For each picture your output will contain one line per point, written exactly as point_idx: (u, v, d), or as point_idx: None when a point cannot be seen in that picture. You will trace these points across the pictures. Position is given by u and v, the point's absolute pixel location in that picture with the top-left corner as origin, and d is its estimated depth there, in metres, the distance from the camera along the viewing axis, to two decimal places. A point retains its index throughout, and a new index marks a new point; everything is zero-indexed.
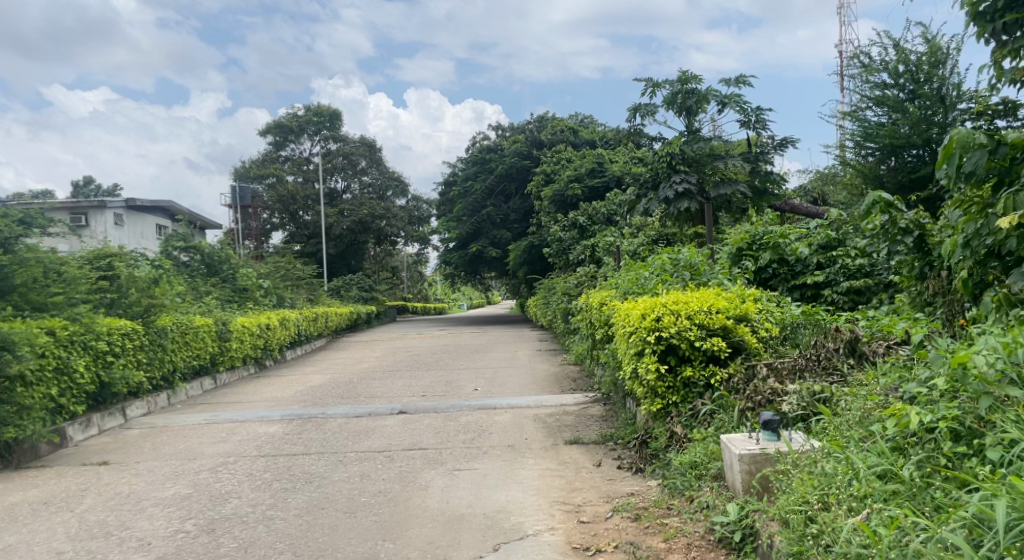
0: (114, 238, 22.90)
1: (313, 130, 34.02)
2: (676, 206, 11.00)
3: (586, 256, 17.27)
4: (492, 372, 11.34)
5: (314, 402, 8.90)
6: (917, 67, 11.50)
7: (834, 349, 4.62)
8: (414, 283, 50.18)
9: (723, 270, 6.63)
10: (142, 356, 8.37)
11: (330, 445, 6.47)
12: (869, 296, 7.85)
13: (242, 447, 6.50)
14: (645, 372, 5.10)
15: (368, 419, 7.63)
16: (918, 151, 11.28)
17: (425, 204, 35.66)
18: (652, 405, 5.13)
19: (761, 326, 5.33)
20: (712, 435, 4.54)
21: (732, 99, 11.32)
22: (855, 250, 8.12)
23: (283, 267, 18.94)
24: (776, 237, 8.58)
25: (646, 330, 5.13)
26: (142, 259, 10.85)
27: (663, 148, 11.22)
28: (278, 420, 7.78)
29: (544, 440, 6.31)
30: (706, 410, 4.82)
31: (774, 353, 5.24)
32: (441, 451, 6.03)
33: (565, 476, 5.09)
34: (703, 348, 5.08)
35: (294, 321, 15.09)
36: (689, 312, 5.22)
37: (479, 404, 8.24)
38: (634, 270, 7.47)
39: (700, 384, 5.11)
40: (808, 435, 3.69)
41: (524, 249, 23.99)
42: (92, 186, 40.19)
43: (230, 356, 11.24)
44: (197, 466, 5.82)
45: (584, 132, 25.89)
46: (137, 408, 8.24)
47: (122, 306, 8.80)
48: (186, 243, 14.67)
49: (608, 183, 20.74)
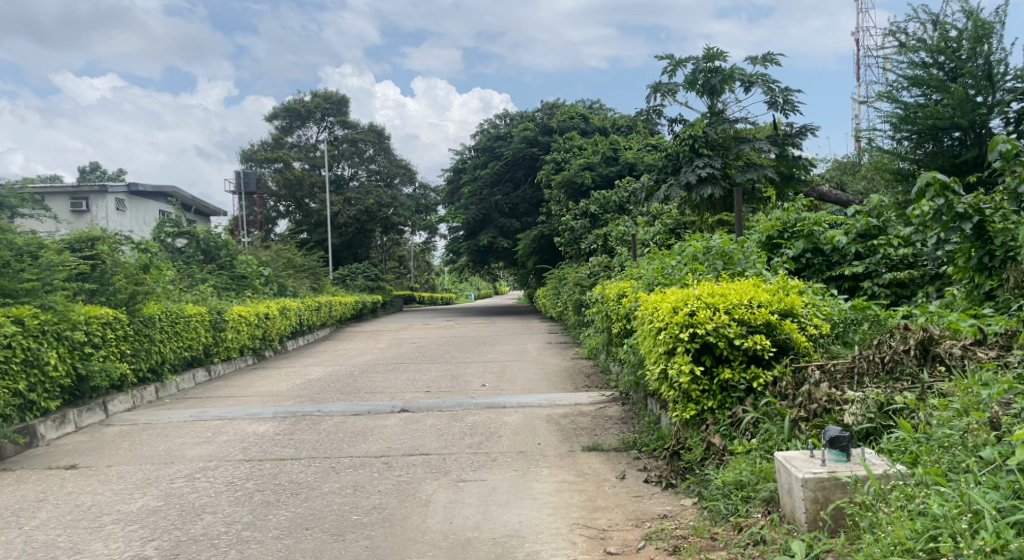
0: (115, 222, 22.40)
1: (320, 116, 33.36)
2: (698, 191, 10.36)
3: (598, 246, 16.66)
4: (501, 366, 10.72)
5: (310, 398, 8.30)
6: (958, 44, 10.80)
7: (902, 350, 3.96)
8: (421, 272, 49.91)
9: (759, 258, 5.94)
10: (126, 347, 7.81)
11: (323, 448, 5.87)
12: (913, 289, 7.17)
13: (226, 450, 5.92)
14: (676, 374, 4.49)
15: (366, 418, 7.01)
16: (959, 134, 10.52)
17: (433, 193, 35.01)
18: (685, 412, 4.49)
19: (810, 322, 4.66)
20: (759, 450, 3.92)
21: (758, 78, 10.64)
22: (898, 239, 7.51)
23: (286, 254, 18.37)
24: (810, 224, 7.95)
25: (678, 326, 4.53)
26: (132, 242, 10.22)
27: (684, 130, 10.63)
28: (270, 418, 7.19)
29: (559, 446, 5.68)
30: (749, 419, 4.17)
31: (827, 353, 4.56)
32: (446, 458, 5.42)
33: (584, 491, 4.47)
34: (744, 347, 4.45)
35: (296, 310, 14.54)
36: (727, 305, 4.60)
37: (488, 402, 7.63)
38: (658, 258, 6.84)
39: (741, 388, 4.46)
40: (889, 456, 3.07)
41: (532, 239, 23.28)
42: (98, 172, 40.09)
43: (224, 346, 10.65)
44: (173, 472, 5.24)
45: (594, 119, 25.21)
46: (119, 404, 7.69)
47: (105, 294, 8.20)
48: (178, 230, 14.15)
49: (620, 172, 20.04)
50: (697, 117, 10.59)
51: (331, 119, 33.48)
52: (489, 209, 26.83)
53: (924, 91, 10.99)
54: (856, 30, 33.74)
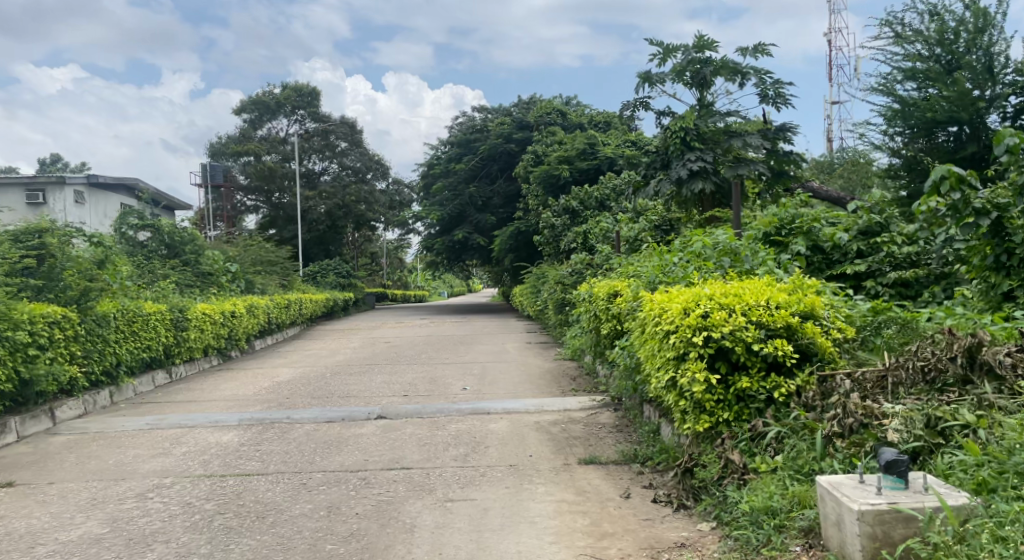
0: (74, 216, 21.48)
1: (290, 109, 32.48)
2: (689, 186, 10.00)
3: (578, 243, 16.26)
4: (481, 368, 10.23)
5: (280, 403, 7.74)
6: (956, 36, 10.68)
7: (947, 359, 3.55)
8: (394, 270, 49.23)
9: (768, 255, 5.53)
10: (77, 349, 7.19)
11: (293, 461, 5.35)
12: (918, 289, 6.79)
13: (185, 462, 5.37)
14: (688, 382, 4.05)
15: (340, 426, 6.49)
16: (956, 129, 10.26)
17: (407, 189, 34.41)
18: (698, 425, 4.04)
19: (833, 325, 4.23)
20: (787, 469, 3.48)
21: (749, 70, 10.26)
22: (902, 237, 7.16)
23: (254, 249, 17.66)
24: (809, 220, 7.60)
25: (690, 329, 4.12)
26: (84, 235, 9.48)
27: (674, 122, 10.23)
28: (235, 426, 6.62)
29: (553, 459, 5.22)
30: (773, 434, 3.73)
31: (853, 359, 4.13)
32: (430, 473, 4.92)
33: (588, 513, 4.02)
34: (763, 352, 4.03)
35: (264, 308, 13.88)
36: (743, 307, 4.19)
37: (471, 407, 7.15)
38: (656, 255, 6.40)
39: (761, 398, 4.03)
40: (967, 490, 2.65)
41: (509, 236, 22.79)
42: (60, 166, 38.80)
43: (187, 347, 10.01)
44: (122, 491, 4.68)
45: (571, 115, 24.82)
46: (69, 410, 7.09)
47: (54, 290, 7.55)
48: (142, 222, 13.33)
49: (599, 166, 19.66)
50: (687, 110, 10.23)
51: (302, 112, 32.66)
52: (463, 204, 26.31)
53: (921, 83, 10.83)
54: (828, 30, 33.87)
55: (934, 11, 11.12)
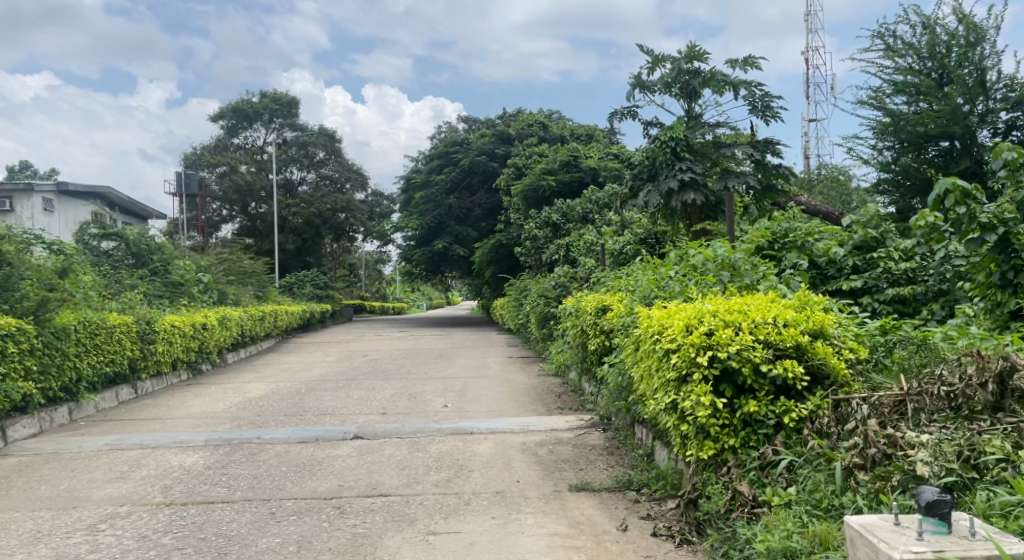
0: (42, 224, 20.85)
1: (268, 118, 32.03)
2: (679, 198, 9.78)
3: (560, 256, 16.00)
4: (463, 383, 9.89)
5: (250, 421, 7.33)
6: (947, 50, 10.77)
7: (977, 384, 3.26)
8: (373, 281, 48.78)
9: (768, 270, 5.28)
10: (32, 363, 6.74)
11: (263, 487, 4.96)
12: (916, 306, 6.49)
13: (144, 488, 4.97)
14: (692, 405, 3.74)
15: (315, 447, 6.12)
16: (947, 144, 10.34)
17: (386, 200, 34.07)
18: (701, 452, 3.72)
19: (844, 345, 3.92)
20: (803, 504, 3.18)
21: (738, 81, 10.08)
22: (899, 252, 6.90)
23: (228, 259, 17.18)
24: (803, 235, 7.37)
25: (693, 348, 3.84)
26: (44, 242, 8.99)
27: (663, 132, 10.01)
28: (201, 447, 6.21)
29: (542, 485, 4.88)
30: (785, 463, 3.42)
31: (868, 383, 3.83)
32: (410, 501, 4.57)
33: (583, 549, 3.70)
34: (772, 374, 3.73)
35: (238, 320, 13.41)
36: (750, 325, 3.91)
37: (453, 427, 6.80)
38: (650, 270, 6.14)
39: (770, 424, 3.72)
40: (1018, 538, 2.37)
41: (489, 249, 22.55)
42: (29, 173, 38.03)
43: (154, 360, 9.55)
44: (72, 522, 4.29)
45: (553, 128, 24.67)
46: (22, 428, 6.64)
47: (9, 300, 7.11)
48: (105, 232, 12.97)
49: (582, 179, 19.42)
50: (676, 120, 10.01)
51: (280, 121, 32.21)
52: (443, 215, 25.87)
53: (912, 97, 10.89)
54: (805, 48, 34.23)
55: (924, 24, 11.18)
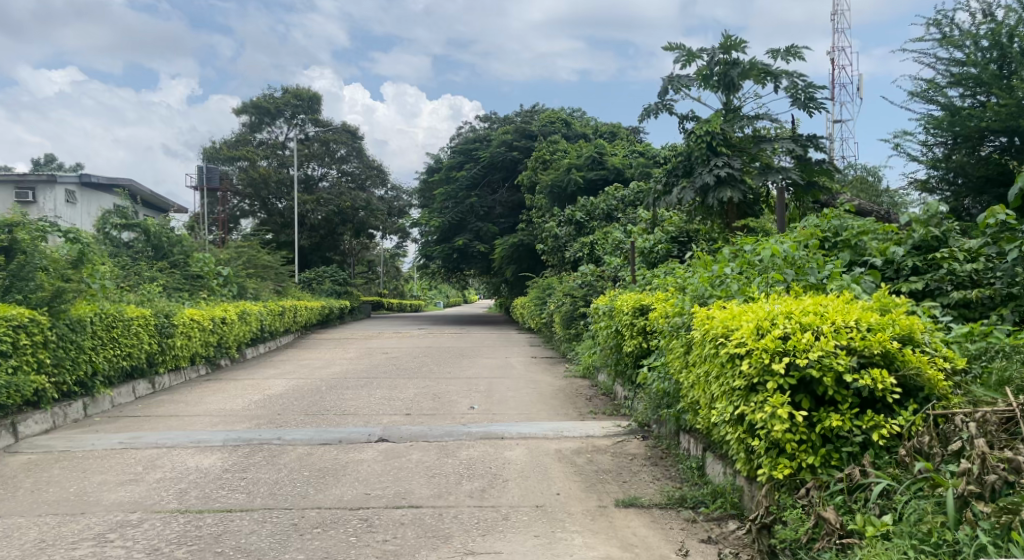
0: (65, 215, 20.79)
1: (289, 113, 31.86)
2: (716, 194, 9.33)
3: (585, 254, 15.57)
4: (488, 384, 9.50)
5: (269, 420, 7.00)
6: (1010, 39, 10.36)
7: None
8: (391, 279, 48.67)
9: (835, 268, 4.84)
10: (46, 356, 6.44)
11: (284, 493, 4.61)
12: (981, 311, 5.70)
13: (157, 492, 4.64)
14: (766, 418, 3.33)
15: (338, 450, 5.76)
16: (1005, 140, 10.00)
17: (406, 196, 33.79)
18: (776, 471, 3.31)
19: (937, 353, 3.49)
20: (905, 538, 2.77)
21: (782, 72, 9.62)
22: (964, 252, 6.10)
23: (247, 253, 16.88)
24: (856, 232, 6.82)
25: (766, 354, 3.44)
26: (60, 230, 8.71)
27: (699, 126, 9.62)
28: (219, 447, 5.87)
29: (585, 499, 4.48)
30: (881, 489, 3.00)
31: (968, 397, 3.40)
32: (443, 515, 4.19)
33: None
34: (857, 385, 3.31)
35: (257, 314, 13.11)
36: (830, 327, 3.50)
37: (483, 431, 6.42)
38: (697, 269, 5.73)
39: (856, 441, 3.30)
40: None
41: (509, 247, 22.17)
42: (54, 165, 38.17)
43: (172, 355, 9.25)
44: (79, 530, 3.95)
45: (576, 125, 24.26)
46: (34, 424, 6.34)
47: (23, 290, 6.84)
48: (126, 222, 12.73)
49: (606, 177, 18.85)
50: (714, 113, 9.58)
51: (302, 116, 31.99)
52: (464, 213, 25.48)
53: (970, 89, 10.72)
54: (832, 48, 33.55)
55: (986, 12, 10.75)
